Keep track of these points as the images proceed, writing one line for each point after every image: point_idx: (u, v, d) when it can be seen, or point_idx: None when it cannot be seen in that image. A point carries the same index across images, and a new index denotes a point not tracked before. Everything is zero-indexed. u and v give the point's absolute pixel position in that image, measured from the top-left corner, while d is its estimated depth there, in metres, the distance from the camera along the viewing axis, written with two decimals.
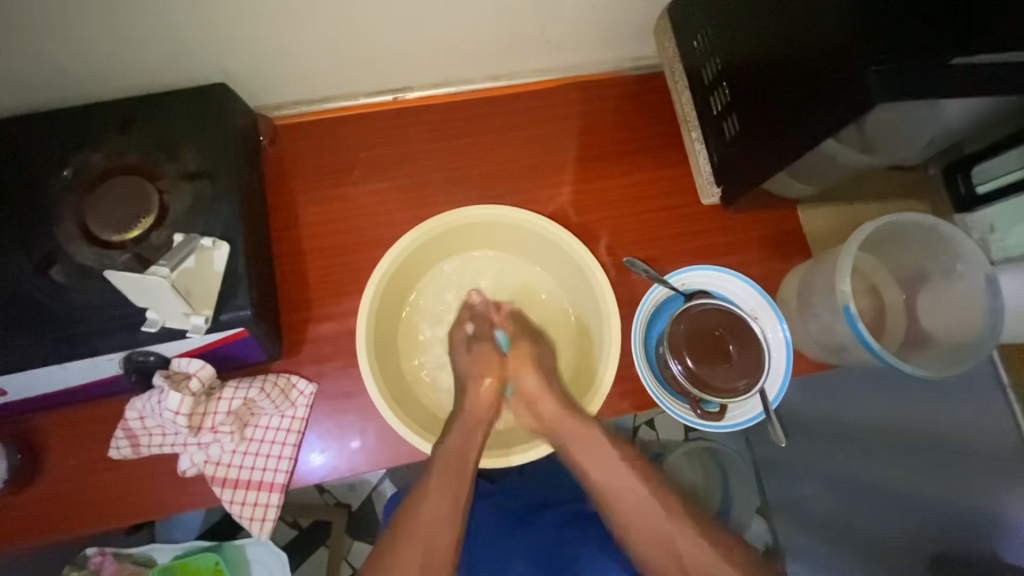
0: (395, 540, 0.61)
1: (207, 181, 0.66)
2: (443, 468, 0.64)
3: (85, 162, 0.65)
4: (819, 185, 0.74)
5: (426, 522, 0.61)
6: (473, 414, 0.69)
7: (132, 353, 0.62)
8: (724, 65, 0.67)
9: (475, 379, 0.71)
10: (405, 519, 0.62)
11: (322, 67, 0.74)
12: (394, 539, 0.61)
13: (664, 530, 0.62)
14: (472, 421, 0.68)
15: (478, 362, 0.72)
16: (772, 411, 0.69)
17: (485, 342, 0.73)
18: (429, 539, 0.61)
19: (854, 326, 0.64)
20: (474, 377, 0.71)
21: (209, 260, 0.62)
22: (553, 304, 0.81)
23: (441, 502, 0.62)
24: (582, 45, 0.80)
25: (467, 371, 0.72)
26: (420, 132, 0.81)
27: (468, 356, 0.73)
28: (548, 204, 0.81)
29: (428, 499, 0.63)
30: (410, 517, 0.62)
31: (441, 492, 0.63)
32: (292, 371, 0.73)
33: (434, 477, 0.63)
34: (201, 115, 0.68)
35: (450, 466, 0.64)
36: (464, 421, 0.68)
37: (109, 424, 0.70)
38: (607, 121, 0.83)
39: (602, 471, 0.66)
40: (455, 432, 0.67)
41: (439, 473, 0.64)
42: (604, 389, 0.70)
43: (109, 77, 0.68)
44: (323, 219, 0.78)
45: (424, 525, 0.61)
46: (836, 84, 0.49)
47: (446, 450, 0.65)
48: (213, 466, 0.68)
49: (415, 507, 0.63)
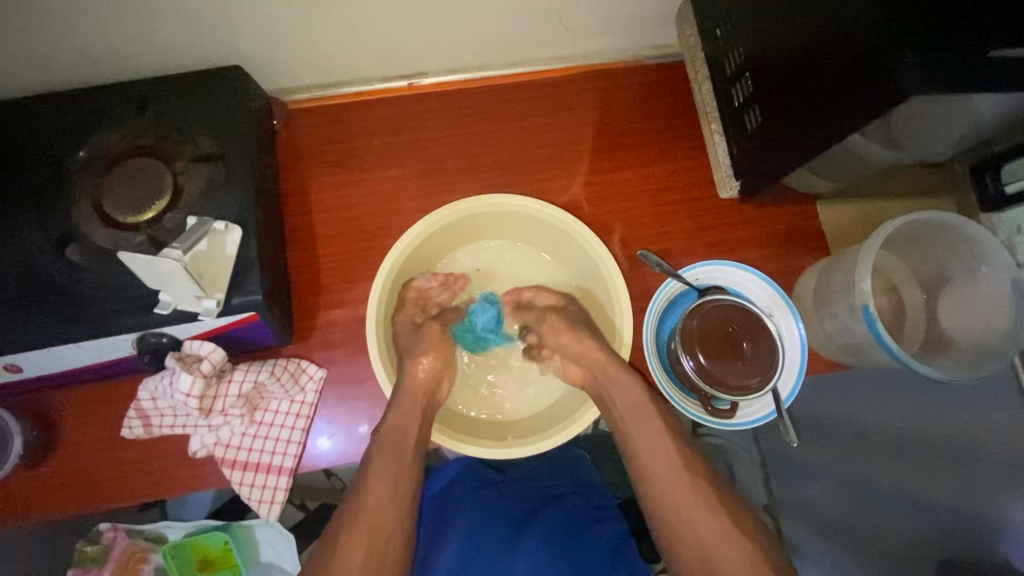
0: (341, 528, 0.60)
1: (221, 163, 0.66)
2: (387, 454, 0.63)
3: (101, 143, 0.66)
4: (841, 182, 0.72)
5: (364, 503, 0.60)
6: (409, 389, 0.67)
7: (147, 333, 0.61)
8: (748, 56, 0.65)
9: (412, 357, 0.69)
10: (352, 504, 0.61)
11: (338, 51, 0.73)
12: (343, 521, 0.60)
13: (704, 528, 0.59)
14: (408, 401, 0.66)
15: (422, 341, 0.71)
16: (785, 410, 0.67)
17: (432, 326, 0.73)
18: (376, 520, 0.60)
19: (873, 328, 0.63)
20: (413, 355, 0.69)
21: (221, 242, 0.62)
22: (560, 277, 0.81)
23: (388, 488, 0.62)
24: (601, 31, 0.78)
25: (407, 351, 0.70)
26: (435, 119, 0.80)
27: (411, 338, 0.72)
28: (561, 195, 0.80)
29: (369, 479, 0.62)
30: (359, 502, 0.61)
31: (385, 475, 0.62)
32: (302, 357, 0.73)
33: (376, 459, 0.63)
34: (216, 96, 0.68)
35: (392, 452, 0.63)
36: (405, 398, 0.66)
37: (121, 403, 0.70)
38: (623, 112, 0.82)
39: (650, 457, 0.64)
40: (393, 410, 0.66)
41: (381, 459, 0.63)
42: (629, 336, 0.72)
43: (126, 57, 0.68)
44: (335, 205, 0.77)
45: (370, 506, 0.60)
46: (865, 78, 0.48)
47: (382, 436, 0.64)
48: (223, 448, 0.69)
49: (356, 491, 0.62)
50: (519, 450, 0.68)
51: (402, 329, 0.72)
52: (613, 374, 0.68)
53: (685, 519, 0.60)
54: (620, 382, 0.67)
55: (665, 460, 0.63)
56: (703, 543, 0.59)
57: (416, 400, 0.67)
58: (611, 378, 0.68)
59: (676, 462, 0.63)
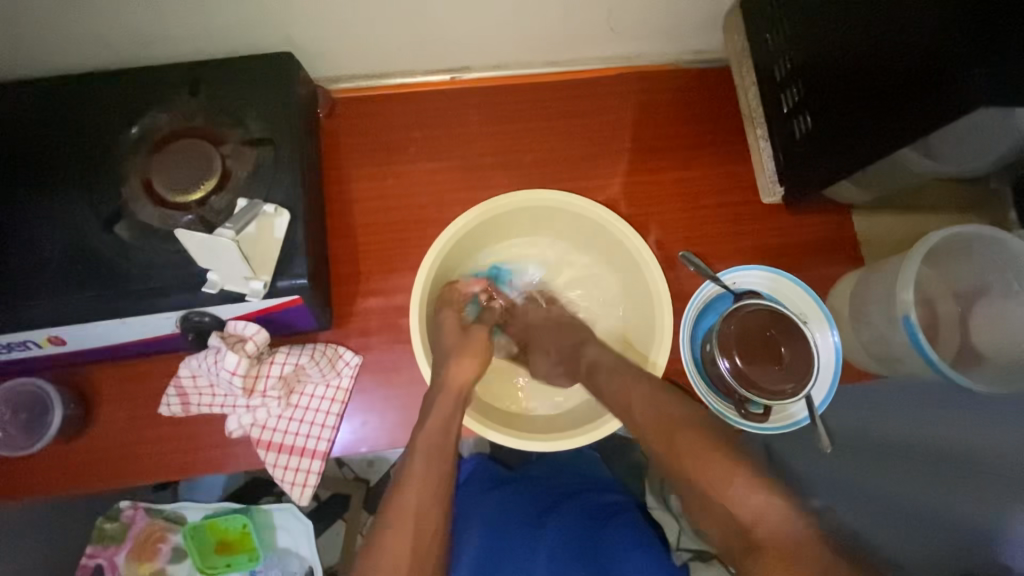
0: (384, 521, 0.57)
1: (270, 147, 0.67)
2: (429, 450, 0.62)
3: (152, 123, 0.67)
4: (880, 193, 0.72)
5: (404, 496, 0.59)
6: (450, 386, 0.66)
7: (190, 311, 0.63)
8: (798, 63, 0.66)
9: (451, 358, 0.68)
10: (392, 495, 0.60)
11: (386, 43, 0.74)
12: (383, 517, 0.58)
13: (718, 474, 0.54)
14: (450, 399, 0.65)
15: (466, 343, 0.70)
16: (818, 415, 0.68)
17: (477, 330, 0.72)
18: (420, 511, 0.58)
19: (915, 338, 0.63)
20: (454, 357, 0.68)
21: (270, 227, 0.63)
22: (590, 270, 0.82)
23: (426, 481, 0.60)
24: (645, 34, 0.79)
25: (449, 352, 0.69)
26: (477, 114, 0.81)
27: (455, 337, 0.71)
28: (599, 193, 0.80)
29: (408, 470, 0.61)
30: (397, 494, 0.59)
31: (430, 469, 0.61)
32: (338, 343, 0.74)
33: (420, 457, 0.61)
34: (267, 81, 0.69)
35: (434, 448, 0.62)
36: (443, 397, 0.66)
37: (158, 381, 0.71)
38: (663, 114, 0.82)
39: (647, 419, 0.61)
40: (436, 411, 0.65)
41: (421, 455, 0.62)
42: (661, 359, 0.71)
43: (178, 40, 0.69)
44: (375, 194, 0.78)
45: (414, 500, 0.58)
46: (929, 85, 0.48)
47: (425, 434, 0.63)
48: (259, 429, 0.69)
49: (395, 486, 0.60)
50: (547, 442, 0.69)
51: (449, 326, 0.72)
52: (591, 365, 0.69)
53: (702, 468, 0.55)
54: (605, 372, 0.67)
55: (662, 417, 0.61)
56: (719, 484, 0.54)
57: (460, 397, 0.66)
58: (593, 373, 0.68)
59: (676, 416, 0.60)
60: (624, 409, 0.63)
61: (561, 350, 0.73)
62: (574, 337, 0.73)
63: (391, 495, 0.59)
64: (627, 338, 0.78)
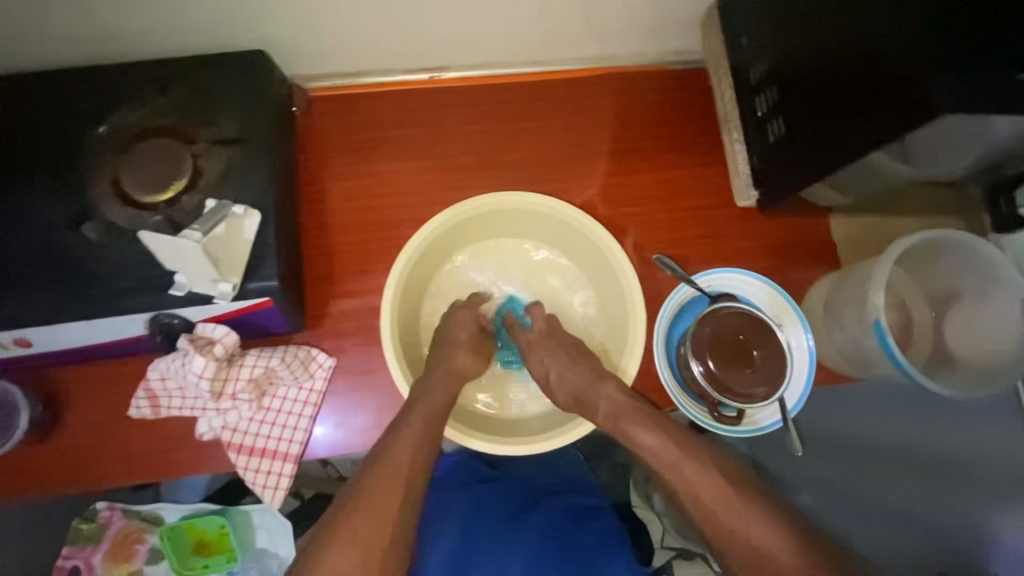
0: (367, 480, 0.58)
1: (242, 147, 0.66)
2: (427, 416, 0.64)
3: (121, 121, 0.66)
4: (855, 196, 0.73)
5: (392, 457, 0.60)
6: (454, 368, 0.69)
7: (158, 314, 0.62)
8: (773, 67, 0.66)
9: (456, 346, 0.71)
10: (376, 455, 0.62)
11: (362, 41, 0.73)
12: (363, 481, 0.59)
13: (727, 502, 0.57)
14: (450, 377, 0.68)
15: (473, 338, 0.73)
16: (791, 420, 0.68)
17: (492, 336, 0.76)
18: (406, 476, 0.59)
19: (883, 341, 0.63)
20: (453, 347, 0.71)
21: (239, 227, 0.62)
22: (566, 272, 0.81)
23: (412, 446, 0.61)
24: (625, 34, 0.78)
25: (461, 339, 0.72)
26: (455, 113, 0.81)
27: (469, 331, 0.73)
28: (577, 195, 0.80)
29: (399, 432, 0.62)
30: (383, 460, 0.60)
31: (422, 441, 0.62)
32: (311, 345, 0.73)
33: (411, 423, 0.63)
34: (240, 80, 0.68)
35: (431, 417, 0.64)
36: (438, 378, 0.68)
37: (128, 383, 0.70)
38: (642, 115, 0.82)
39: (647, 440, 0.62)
40: (436, 382, 0.67)
41: (417, 418, 0.64)
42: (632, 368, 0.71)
43: (149, 37, 0.68)
44: (352, 194, 0.77)
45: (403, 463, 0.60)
46: (894, 91, 0.48)
47: (427, 403, 0.65)
48: (230, 432, 0.69)
49: (383, 450, 0.61)
50: (519, 446, 0.69)
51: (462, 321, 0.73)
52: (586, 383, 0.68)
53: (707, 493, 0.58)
54: (601, 395, 0.67)
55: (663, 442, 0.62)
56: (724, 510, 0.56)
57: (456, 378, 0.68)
58: (586, 395, 0.67)
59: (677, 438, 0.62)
60: (622, 425, 0.64)
61: (574, 377, 0.69)
62: (583, 359, 0.71)
63: (379, 455, 0.61)
64: (602, 342, 0.78)
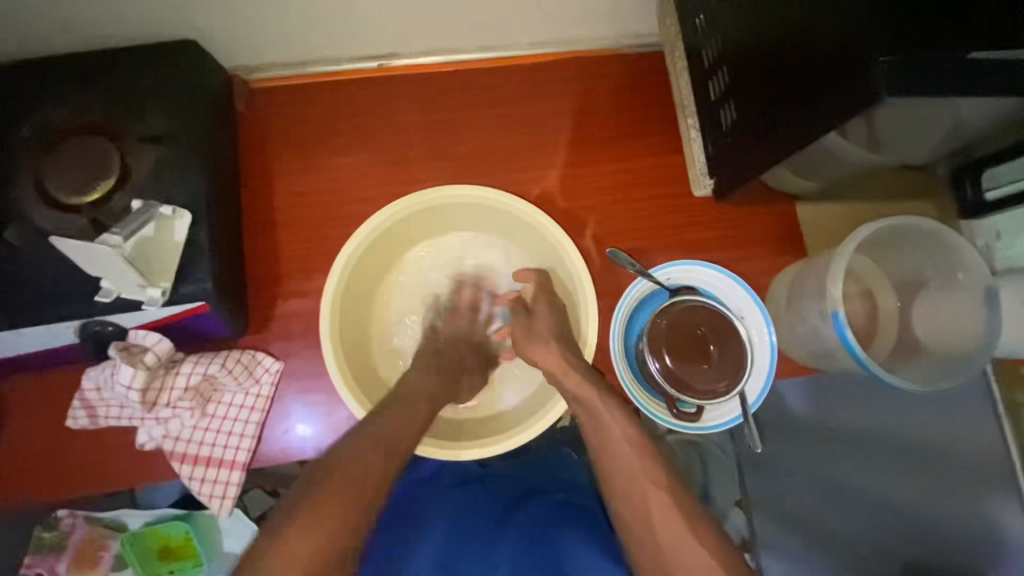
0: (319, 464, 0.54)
1: (172, 144, 0.62)
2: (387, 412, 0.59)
3: (44, 119, 0.62)
4: (819, 182, 0.70)
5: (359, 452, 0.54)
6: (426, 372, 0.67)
7: (88, 322, 0.59)
8: (725, 48, 0.63)
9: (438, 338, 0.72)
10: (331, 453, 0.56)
11: (302, 30, 0.70)
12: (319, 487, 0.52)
13: (661, 523, 0.54)
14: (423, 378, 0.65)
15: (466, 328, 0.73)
16: (750, 415, 0.66)
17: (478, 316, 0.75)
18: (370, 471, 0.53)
19: (842, 334, 0.62)
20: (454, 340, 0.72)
21: (170, 228, 0.59)
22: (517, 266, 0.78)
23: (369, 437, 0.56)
24: (581, 16, 0.75)
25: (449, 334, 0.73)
26: (405, 104, 0.77)
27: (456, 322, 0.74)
28: (534, 187, 0.77)
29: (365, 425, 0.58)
30: (339, 454, 0.54)
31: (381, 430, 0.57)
32: (259, 348, 0.71)
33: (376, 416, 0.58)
34: (169, 72, 0.64)
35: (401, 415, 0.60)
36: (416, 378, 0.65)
37: (67, 393, 0.68)
38: (601, 102, 0.79)
39: (610, 445, 0.60)
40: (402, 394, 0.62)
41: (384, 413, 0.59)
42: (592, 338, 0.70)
43: (72, 29, 0.64)
44: (298, 189, 0.74)
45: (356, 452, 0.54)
46: (837, 72, 0.45)
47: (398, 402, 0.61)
48: (172, 442, 0.67)
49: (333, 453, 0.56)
50: (464, 453, 0.68)
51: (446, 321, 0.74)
52: (567, 377, 0.64)
53: (650, 512, 0.55)
54: (581, 391, 0.63)
55: (628, 456, 0.58)
56: (661, 531, 0.53)
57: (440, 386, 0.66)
58: (574, 389, 0.63)
59: (639, 451, 0.58)
60: (597, 430, 0.61)
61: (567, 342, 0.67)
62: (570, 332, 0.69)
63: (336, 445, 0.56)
64: None
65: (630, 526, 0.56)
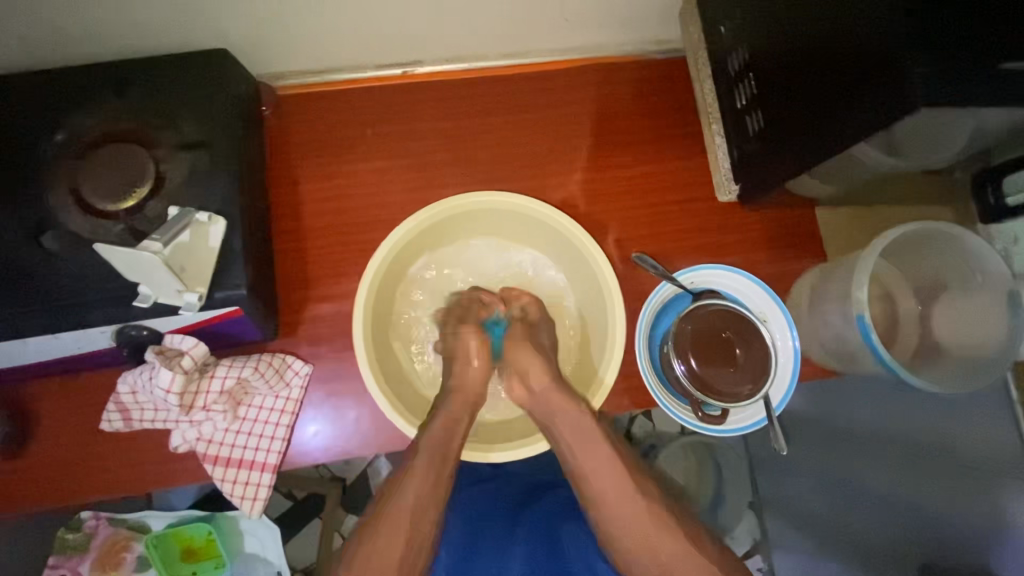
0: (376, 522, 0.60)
1: (206, 151, 0.63)
2: (430, 457, 0.62)
3: (79, 126, 0.63)
4: (841, 187, 0.71)
5: (416, 507, 0.60)
6: (463, 393, 0.66)
7: (125, 325, 0.60)
8: (752, 55, 0.64)
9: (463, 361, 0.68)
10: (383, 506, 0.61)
11: (330, 38, 0.71)
12: (378, 525, 0.60)
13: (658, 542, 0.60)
14: (459, 404, 0.66)
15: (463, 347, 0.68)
16: (776, 418, 0.67)
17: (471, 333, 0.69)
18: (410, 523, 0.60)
19: (867, 337, 0.63)
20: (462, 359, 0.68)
21: (204, 235, 0.60)
22: (542, 271, 0.79)
23: (423, 487, 0.61)
24: (603, 23, 0.76)
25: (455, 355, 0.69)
26: (429, 109, 0.78)
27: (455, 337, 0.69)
28: (557, 192, 0.78)
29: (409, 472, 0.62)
30: (394, 507, 0.61)
31: (427, 475, 0.62)
32: (288, 352, 0.72)
33: (422, 456, 0.62)
34: (202, 80, 0.65)
35: (437, 454, 0.62)
36: (449, 407, 0.65)
37: (100, 396, 0.69)
38: (623, 108, 0.80)
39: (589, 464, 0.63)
40: (437, 424, 0.64)
41: (421, 460, 0.62)
42: (610, 376, 0.70)
43: (107, 38, 0.65)
44: (325, 195, 0.75)
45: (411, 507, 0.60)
46: (871, 81, 0.46)
47: (429, 438, 0.63)
48: (204, 444, 0.68)
49: (390, 496, 0.62)
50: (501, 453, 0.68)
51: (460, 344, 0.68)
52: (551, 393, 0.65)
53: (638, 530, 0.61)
54: (564, 409, 0.65)
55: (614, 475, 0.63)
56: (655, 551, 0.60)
57: (466, 407, 0.66)
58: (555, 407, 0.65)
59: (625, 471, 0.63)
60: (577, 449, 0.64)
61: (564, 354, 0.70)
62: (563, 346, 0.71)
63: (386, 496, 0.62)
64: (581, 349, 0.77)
65: (620, 543, 0.62)
